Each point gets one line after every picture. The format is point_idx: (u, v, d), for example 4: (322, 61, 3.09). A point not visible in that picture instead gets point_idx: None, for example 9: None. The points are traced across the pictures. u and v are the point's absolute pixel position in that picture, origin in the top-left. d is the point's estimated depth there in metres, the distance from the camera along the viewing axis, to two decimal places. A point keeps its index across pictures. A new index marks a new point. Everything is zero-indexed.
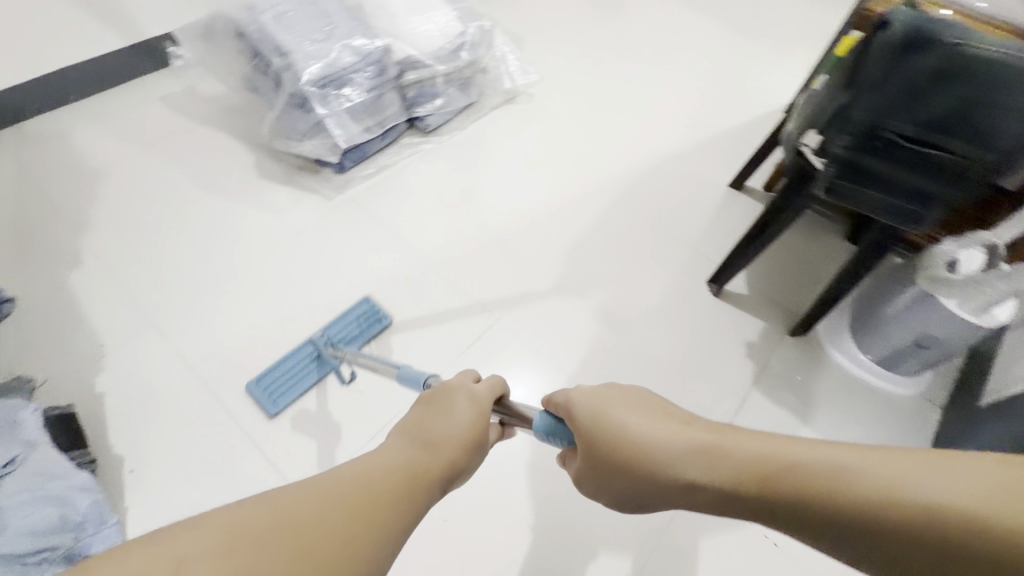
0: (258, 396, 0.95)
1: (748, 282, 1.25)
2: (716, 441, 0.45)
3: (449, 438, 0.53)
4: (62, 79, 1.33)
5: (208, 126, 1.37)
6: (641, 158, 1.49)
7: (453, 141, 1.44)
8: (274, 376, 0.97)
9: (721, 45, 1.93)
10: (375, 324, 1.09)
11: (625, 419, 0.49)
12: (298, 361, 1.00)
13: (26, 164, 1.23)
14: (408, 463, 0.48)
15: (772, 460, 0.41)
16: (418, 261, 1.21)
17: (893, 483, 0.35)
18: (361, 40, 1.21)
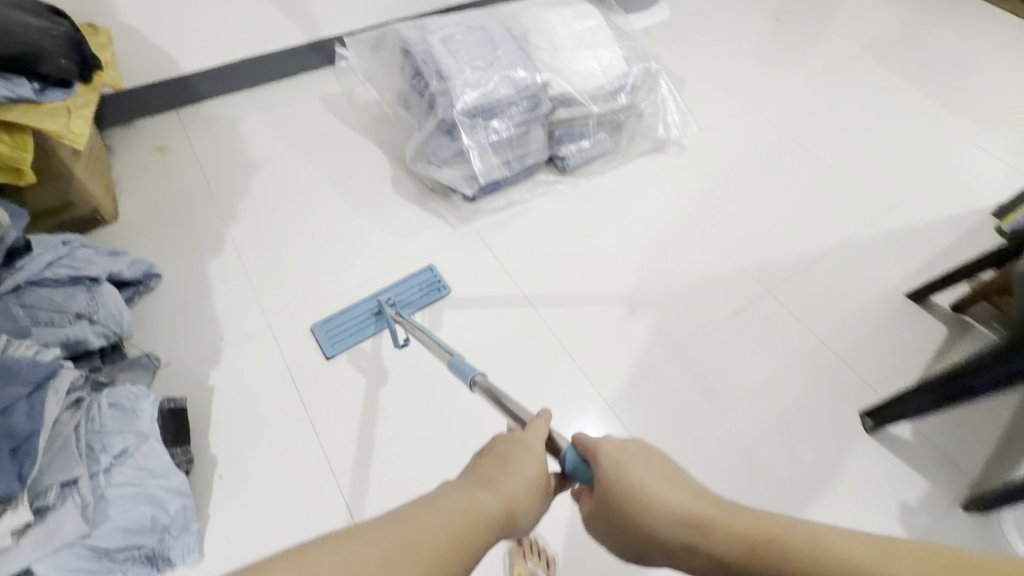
0: (320, 338, 1.03)
1: (915, 426, 1.02)
2: (739, 525, 0.42)
3: (514, 485, 0.48)
4: (243, 69, 1.43)
5: (357, 134, 1.41)
6: (798, 242, 1.30)
7: (590, 185, 1.34)
8: (337, 324, 1.04)
9: (917, 118, 1.65)
10: (433, 293, 1.13)
11: (640, 474, 0.48)
12: (360, 315, 1.07)
13: (197, 148, 1.34)
14: (466, 510, 0.44)
15: (775, 540, 0.39)
16: (530, 313, 1.14)
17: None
18: (523, 71, 1.15)
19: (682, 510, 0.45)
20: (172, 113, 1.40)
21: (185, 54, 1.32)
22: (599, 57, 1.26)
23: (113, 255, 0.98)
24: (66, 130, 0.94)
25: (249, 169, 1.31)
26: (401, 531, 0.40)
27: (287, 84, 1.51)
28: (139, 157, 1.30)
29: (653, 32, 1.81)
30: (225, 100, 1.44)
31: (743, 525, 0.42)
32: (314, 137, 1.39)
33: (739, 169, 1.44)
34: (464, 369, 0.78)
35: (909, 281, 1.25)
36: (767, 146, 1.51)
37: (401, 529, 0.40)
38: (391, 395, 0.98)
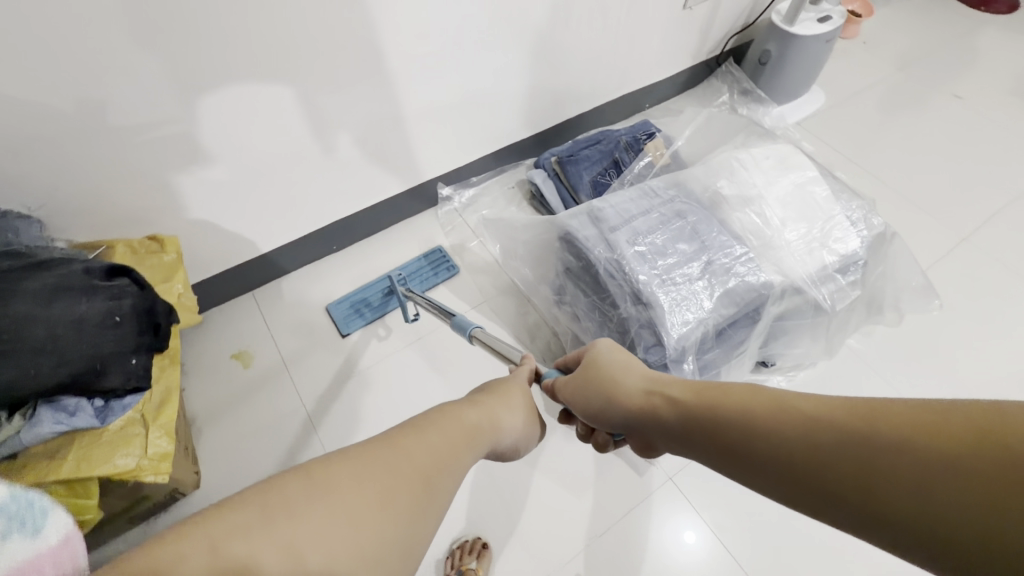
0: (335, 317, 1.08)
1: None
2: (679, 388, 0.49)
3: (500, 414, 0.57)
4: (333, 234, 1.13)
5: (480, 311, 1.11)
6: None
7: (796, 385, 1.02)
8: (352, 303, 1.10)
9: None
10: (443, 271, 1.14)
11: (613, 357, 0.60)
12: (374, 290, 1.12)
13: (284, 351, 1.05)
14: (468, 423, 0.51)
15: (709, 385, 0.46)
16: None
17: (782, 399, 0.38)
18: (746, 279, 0.82)
19: (642, 387, 0.53)
20: (248, 296, 1.11)
21: (266, 232, 1.03)
22: (820, 231, 0.94)
23: None
24: (143, 461, 0.66)
25: (356, 385, 1.02)
26: (425, 435, 0.44)
27: (382, 239, 1.20)
28: (215, 373, 1.01)
29: (810, 126, 1.46)
30: (310, 271, 1.15)
31: (682, 389, 0.49)
32: (429, 324, 1.09)
33: (980, 340, 1.09)
34: (462, 326, 0.84)
35: None
36: (1005, 297, 1.15)
37: (426, 432, 0.45)
38: None
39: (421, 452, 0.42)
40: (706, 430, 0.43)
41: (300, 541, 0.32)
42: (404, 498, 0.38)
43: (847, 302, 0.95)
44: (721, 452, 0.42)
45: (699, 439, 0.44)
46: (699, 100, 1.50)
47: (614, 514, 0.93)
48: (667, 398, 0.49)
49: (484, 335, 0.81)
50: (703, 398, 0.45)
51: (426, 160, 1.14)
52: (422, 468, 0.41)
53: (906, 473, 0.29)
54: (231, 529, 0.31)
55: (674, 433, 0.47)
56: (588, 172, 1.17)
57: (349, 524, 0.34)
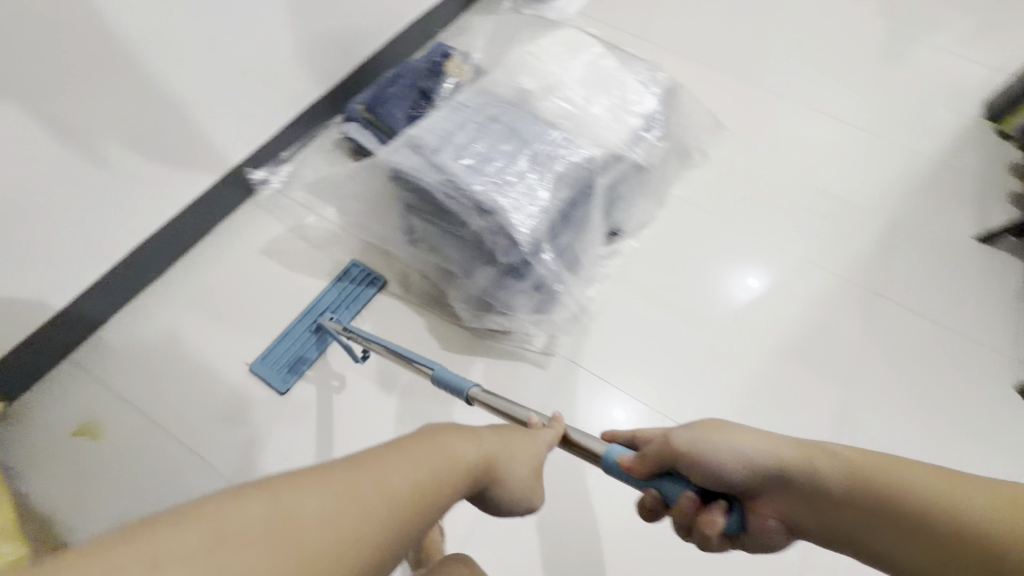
0: (266, 375, 0.94)
1: None
2: (790, 454, 0.51)
3: (491, 449, 0.47)
4: (141, 260, 0.98)
5: (343, 281, 1.05)
6: (857, 217, 1.22)
7: (646, 241, 1.14)
8: (277, 353, 0.95)
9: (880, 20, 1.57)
10: (368, 287, 1.03)
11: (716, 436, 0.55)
12: (298, 336, 0.98)
13: (138, 401, 0.92)
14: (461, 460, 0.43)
15: (862, 466, 0.48)
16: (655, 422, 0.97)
17: (943, 490, 0.44)
18: (569, 159, 0.88)
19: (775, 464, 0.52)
20: (68, 363, 0.94)
21: (53, 281, 0.86)
22: (620, 99, 1.02)
23: None
24: None
25: (237, 404, 0.93)
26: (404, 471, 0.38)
27: (208, 248, 1.07)
28: (63, 460, 0.87)
29: (592, 13, 1.54)
30: (135, 308, 1.00)
31: (835, 472, 0.49)
32: (297, 314, 1.02)
33: (772, 156, 1.30)
34: (455, 383, 0.68)
35: (973, 222, 1.23)
36: (781, 116, 1.36)
37: (403, 461, 0.39)
38: None
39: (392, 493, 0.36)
40: (869, 513, 0.47)
41: None
42: (346, 559, 0.33)
43: (659, 155, 1.07)
44: (889, 533, 0.46)
45: (864, 513, 0.47)
46: (484, 12, 1.49)
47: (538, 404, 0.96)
48: (808, 469, 0.50)
49: (489, 394, 0.65)
50: (854, 487, 0.48)
51: (222, 144, 1.01)
52: (375, 517, 0.35)
53: None
54: (164, 548, 0.29)
55: (835, 525, 0.49)
56: (400, 110, 1.13)
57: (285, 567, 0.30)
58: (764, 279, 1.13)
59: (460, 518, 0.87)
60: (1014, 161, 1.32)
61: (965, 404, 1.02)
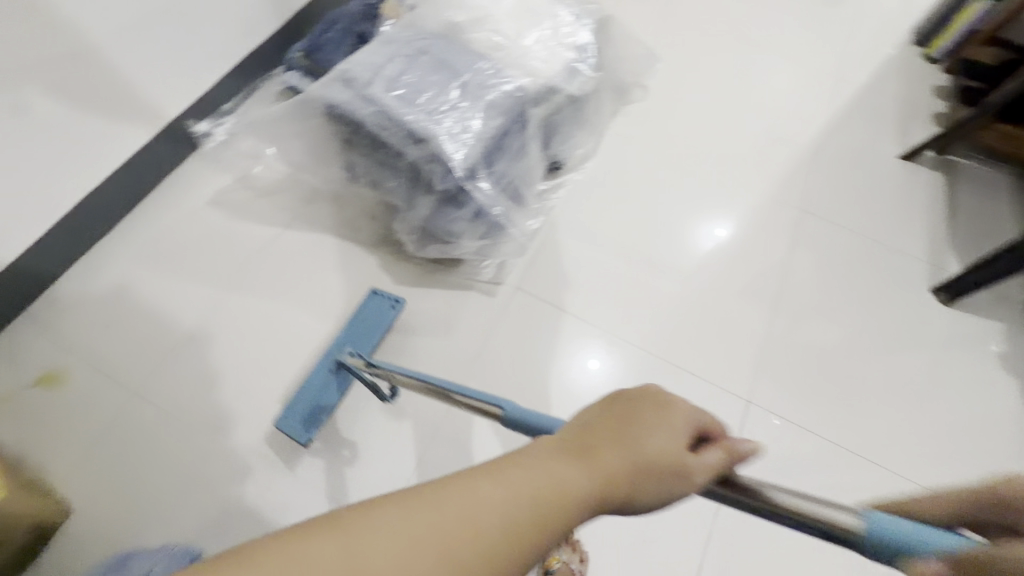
0: (293, 430, 0.87)
1: (962, 263, 1.14)
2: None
3: (640, 448, 0.35)
4: (86, 214, 0.98)
5: (293, 226, 1.08)
6: (790, 142, 1.28)
7: (590, 174, 1.18)
8: (306, 402, 0.89)
9: None
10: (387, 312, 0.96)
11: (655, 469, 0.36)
12: (314, 381, 0.90)
13: (98, 351, 0.94)
14: (562, 473, 0.34)
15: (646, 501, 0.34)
16: (604, 339, 1.02)
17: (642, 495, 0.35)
18: (500, 88, 0.91)
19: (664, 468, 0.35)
20: (24, 318, 0.96)
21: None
22: (552, 31, 1.03)
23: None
24: None
25: (196, 346, 0.96)
26: (463, 501, 0.31)
27: (156, 203, 1.08)
28: (28, 408, 0.89)
29: None
30: (88, 264, 1.01)
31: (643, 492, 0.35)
32: (250, 260, 1.04)
33: (712, 88, 1.33)
34: (531, 425, 0.48)
35: (898, 142, 1.30)
36: (720, 49, 1.39)
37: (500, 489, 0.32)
38: None
39: (460, 527, 0.30)
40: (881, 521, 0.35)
41: None
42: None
43: (594, 87, 1.10)
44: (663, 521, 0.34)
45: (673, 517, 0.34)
46: None
47: (491, 327, 1.01)
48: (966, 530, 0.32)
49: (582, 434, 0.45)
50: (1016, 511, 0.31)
51: (158, 94, 1.01)
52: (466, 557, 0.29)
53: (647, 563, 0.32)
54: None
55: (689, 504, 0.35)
56: (339, 54, 1.14)
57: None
58: (730, 228, 1.16)
59: (420, 437, 0.92)
60: (938, 84, 1.39)
61: (888, 305, 1.10)
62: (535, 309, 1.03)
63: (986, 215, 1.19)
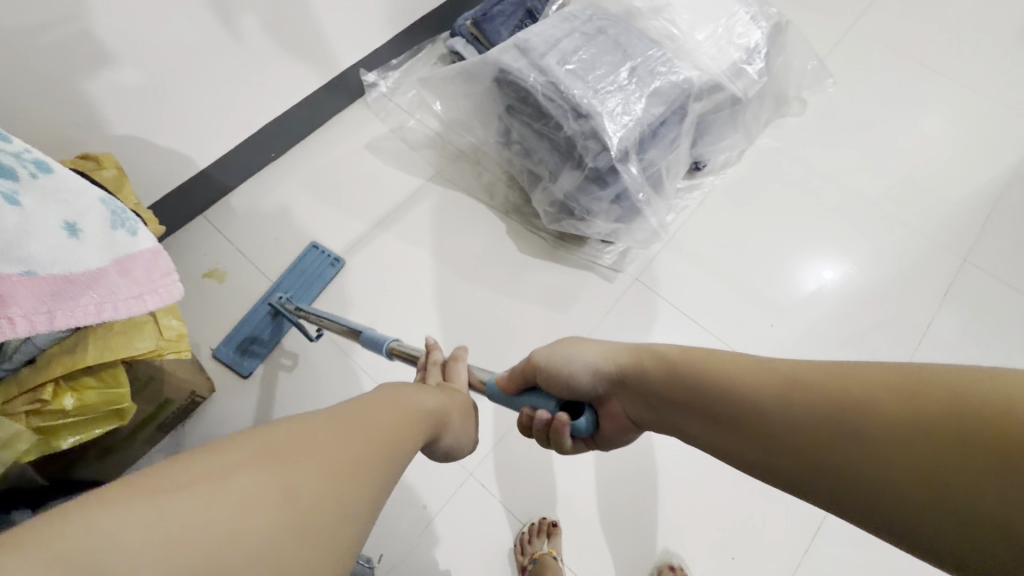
0: (229, 360, 0.97)
1: None
2: (627, 357, 0.53)
3: (445, 396, 0.53)
4: (265, 138, 1.11)
5: (435, 181, 1.15)
6: (960, 184, 1.17)
7: (728, 180, 1.15)
8: (236, 339, 0.99)
9: None
10: (328, 269, 1.04)
11: (777, 400, 0.40)
12: (258, 322, 1.00)
13: (254, 259, 1.07)
14: (412, 399, 0.47)
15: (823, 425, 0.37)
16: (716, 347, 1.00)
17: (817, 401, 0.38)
18: (668, 77, 0.90)
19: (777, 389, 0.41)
20: (200, 221, 1.09)
21: (200, 142, 1.01)
22: (726, 29, 1.01)
23: None
24: (161, 341, 0.68)
25: (335, 272, 1.05)
26: (355, 412, 0.40)
27: (320, 139, 1.19)
28: (192, 295, 1.03)
29: None
30: (256, 182, 1.14)
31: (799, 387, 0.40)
32: (391, 205, 1.12)
33: (878, 113, 1.24)
34: (377, 340, 0.74)
35: None
36: (893, 73, 1.29)
37: (378, 405, 0.43)
38: (636, 490, 0.90)
39: (358, 424, 0.39)
40: (686, 405, 0.47)
41: (285, 482, 0.32)
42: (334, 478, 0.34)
43: (755, 92, 1.06)
44: (835, 454, 0.36)
45: (830, 443, 0.37)
46: None
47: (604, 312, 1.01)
48: (635, 367, 0.51)
49: (405, 347, 0.71)
50: (673, 360, 0.49)
51: (342, 41, 1.10)
52: (381, 428, 0.40)
53: (874, 473, 0.34)
54: (219, 473, 0.31)
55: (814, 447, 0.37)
56: (505, 27, 1.18)
57: (265, 499, 0.31)
58: (867, 259, 1.09)
59: None
60: None
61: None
62: (650, 304, 1.03)
63: None
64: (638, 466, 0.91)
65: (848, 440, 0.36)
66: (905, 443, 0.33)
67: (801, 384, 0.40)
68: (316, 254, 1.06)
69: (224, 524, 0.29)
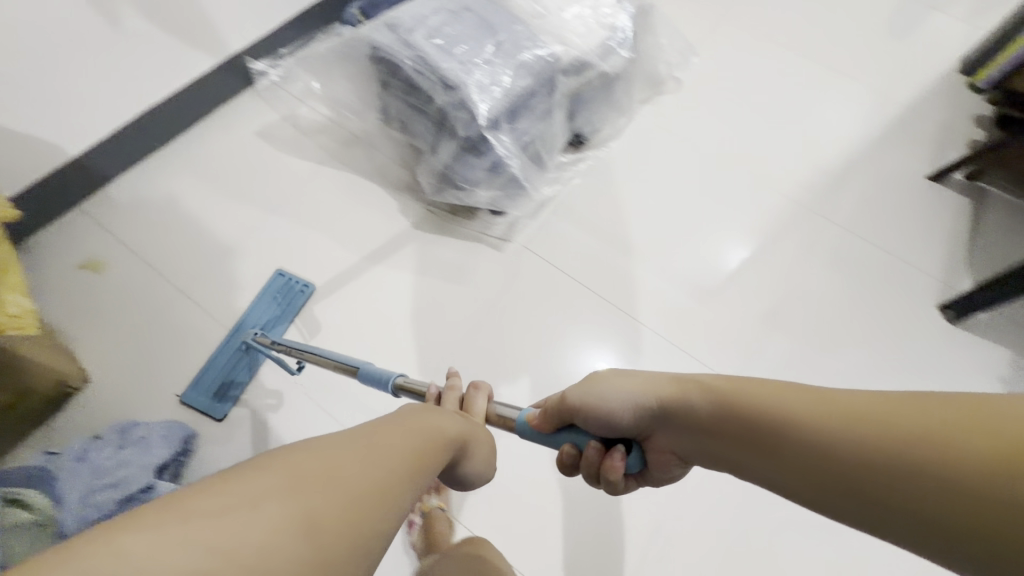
0: (201, 403, 0.90)
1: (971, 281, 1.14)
2: (667, 390, 0.51)
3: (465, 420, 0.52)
4: (145, 126, 1.08)
5: (328, 164, 1.16)
6: (817, 149, 1.29)
7: (611, 153, 1.23)
8: (207, 380, 0.91)
9: None
10: (296, 296, 1.00)
11: (837, 436, 0.40)
12: (228, 359, 0.93)
13: (136, 247, 1.04)
14: (434, 424, 0.46)
15: (887, 462, 0.38)
16: (600, 306, 1.06)
17: (877, 440, 0.38)
18: (533, 51, 0.96)
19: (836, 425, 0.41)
20: (78, 212, 1.06)
21: (69, 129, 0.98)
22: (592, 9, 1.08)
23: (108, 434, 0.78)
24: (3, 318, 0.66)
25: (223, 256, 1.04)
26: (379, 435, 0.39)
27: (208, 128, 1.17)
28: (68, 286, 0.99)
29: None
30: (139, 171, 1.11)
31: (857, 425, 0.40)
32: (283, 189, 1.12)
33: (745, 89, 1.35)
34: (379, 376, 0.70)
35: (928, 162, 1.29)
36: (758, 53, 1.41)
37: (406, 431, 0.42)
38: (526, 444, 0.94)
39: (375, 444, 0.38)
40: (737, 439, 0.46)
41: (320, 513, 0.31)
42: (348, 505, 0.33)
43: (626, 69, 1.14)
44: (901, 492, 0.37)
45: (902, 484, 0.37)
46: None
47: (494, 278, 1.06)
48: (680, 401, 0.50)
49: (411, 382, 0.68)
50: (720, 391, 0.48)
51: (223, 27, 1.10)
52: (408, 454, 0.39)
53: (948, 511, 0.35)
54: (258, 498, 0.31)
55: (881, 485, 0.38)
56: None
57: (288, 525, 0.30)
58: (738, 219, 1.18)
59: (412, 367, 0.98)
60: (980, 114, 1.37)
61: (896, 317, 1.10)
62: (537, 270, 1.08)
63: (1005, 239, 1.18)
64: None
65: (914, 479, 0.36)
66: (977, 483, 0.34)
67: (861, 419, 0.40)
68: (282, 281, 1.01)
69: (265, 551, 0.29)
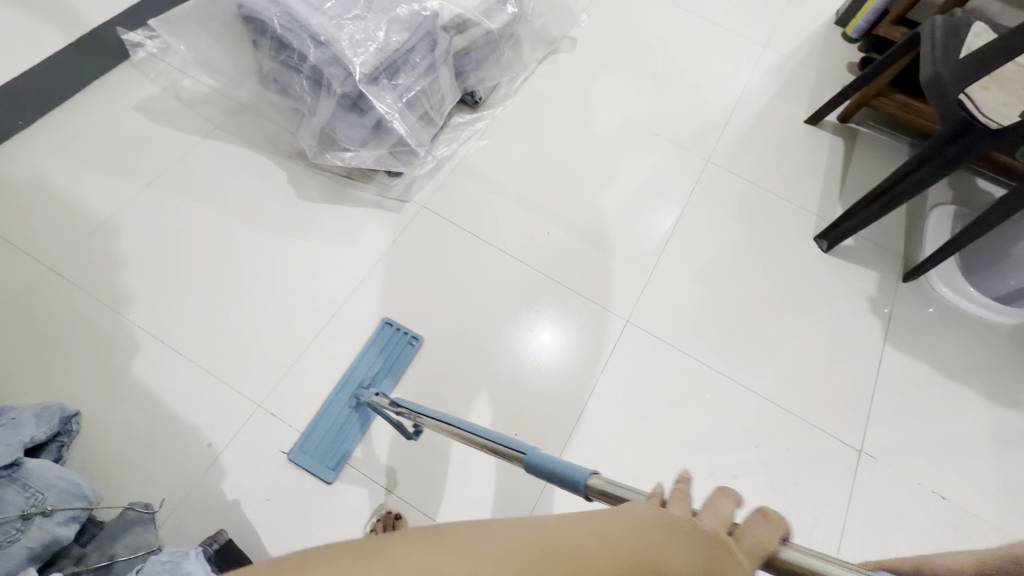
0: (312, 466, 0.86)
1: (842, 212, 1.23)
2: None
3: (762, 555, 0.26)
4: (5, 104, 1.02)
5: (215, 135, 1.12)
6: (706, 100, 1.35)
7: (508, 112, 1.25)
8: (316, 442, 0.88)
9: None
10: (407, 349, 0.97)
11: None
12: (336, 416, 0.90)
13: (4, 230, 0.98)
14: (698, 546, 0.25)
15: None
16: (500, 259, 1.09)
17: None
18: (408, 5, 0.95)
19: None
20: None
21: None
22: None
23: None
24: None
25: (103, 235, 0.99)
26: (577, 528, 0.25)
27: (78, 104, 1.11)
28: None
29: None
30: (4, 152, 1.04)
31: None
32: (167, 163, 1.08)
33: (639, 46, 1.40)
34: (556, 467, 0.43)
35: (807, 108, 1.38)
36: (650, 13, 1.46)
37: (629, 536, 0.25)
38: (432, 395, 0.96)
39: (556, 551, 0.24)
40: None
41: None
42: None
43: (513, 26, 1.15)
44: None
45: None
46: None
47: (394, 239, 1.07)
48: None
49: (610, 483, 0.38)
50: None
51: None
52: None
53: None
54: None
55: None
56: None
57: None
58: (634, 169, 1.23)
59: (312, 331, 0.97)
60: (851, 62, 1.47)
61: (779, 250, 1.18)
62: (437, 228, 1.09)
63: (873, 173, 1.28)
64: (430, 372, 0.97)
65: None
66: None
67: None
68: (392, 332, 0.99)
69: None
